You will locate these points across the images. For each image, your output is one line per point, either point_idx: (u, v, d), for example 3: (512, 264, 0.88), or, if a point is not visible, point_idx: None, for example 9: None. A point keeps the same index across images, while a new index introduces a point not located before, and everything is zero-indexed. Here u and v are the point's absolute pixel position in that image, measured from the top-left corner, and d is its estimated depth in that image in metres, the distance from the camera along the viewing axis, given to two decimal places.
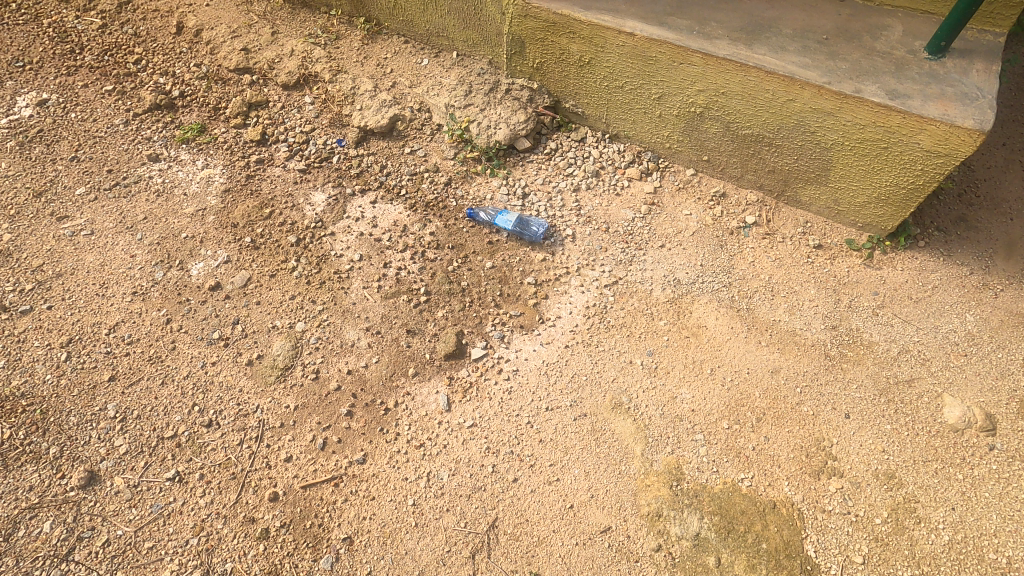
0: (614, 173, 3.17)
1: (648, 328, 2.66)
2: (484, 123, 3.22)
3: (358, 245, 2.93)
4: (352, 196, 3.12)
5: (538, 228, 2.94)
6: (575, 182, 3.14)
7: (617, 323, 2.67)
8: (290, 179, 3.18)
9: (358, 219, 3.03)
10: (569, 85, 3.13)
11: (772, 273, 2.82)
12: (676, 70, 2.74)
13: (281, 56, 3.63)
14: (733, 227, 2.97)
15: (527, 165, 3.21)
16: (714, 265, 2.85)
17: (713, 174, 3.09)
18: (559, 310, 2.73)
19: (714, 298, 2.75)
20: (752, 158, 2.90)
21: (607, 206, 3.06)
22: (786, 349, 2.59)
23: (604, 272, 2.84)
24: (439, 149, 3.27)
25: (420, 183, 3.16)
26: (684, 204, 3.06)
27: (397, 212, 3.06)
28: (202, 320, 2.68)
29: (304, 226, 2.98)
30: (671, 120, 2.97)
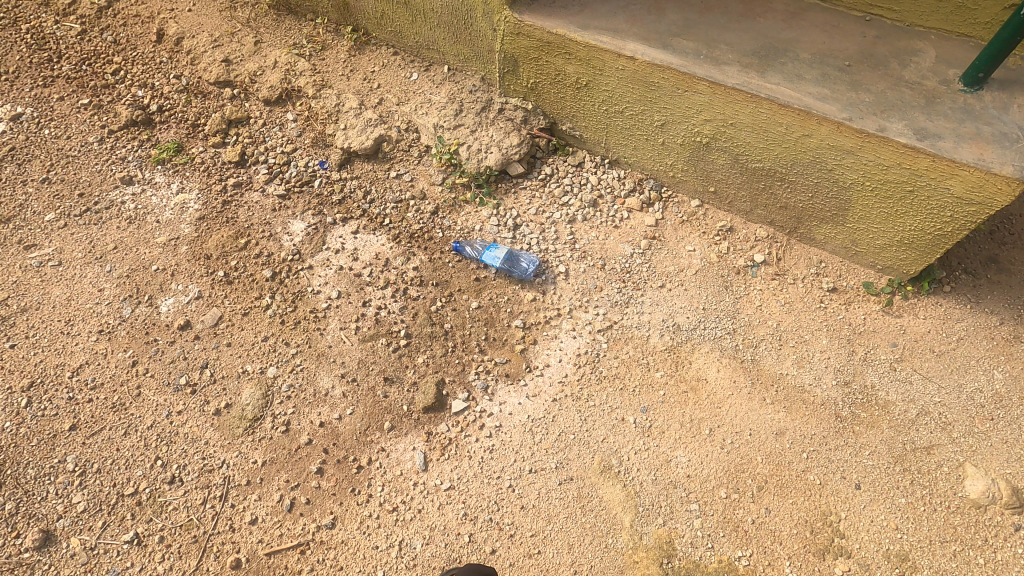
0: (612, 203, 2.96)
1: (643, 380, 2.47)
2: (475, 147, 3.01)
3: (336, 281, 2.76)
4: (333, 225, 2.94)
5: (528, 264, 2.75)
6: (570, 212, 2.93)
7: (610, 374, 2.49)
8: (268, 206, 3.01)
9: (338, 252, 2.85)
10: (565, 107, 2.90)
11: (780, 319, 2.60)
12: (681, 97, 2.50)
13: (264, 69, 3.43)
14: (739, 265, 2.74)
15: (520, 192, 3.01)
16: (717, 310, 2.64)
17: (720, 207, 2.86)
18: (548, 357, 2.55)
19: (715, 347, 2.54)
20: (762, 192, 2.67)
21: (604, 239, 2.85)
22: (793, 408, 2.39)
23: (598, 315, 2.64)
24: (426, 173, 3.07)
25: (406, 211, 2.97)
26: (687, 238, 2.83)
27: (380, 244, 2.87)
28: (169, 363, 2.54)
29: (280, 259, 2.81)
30: (675, 149, 2.74)
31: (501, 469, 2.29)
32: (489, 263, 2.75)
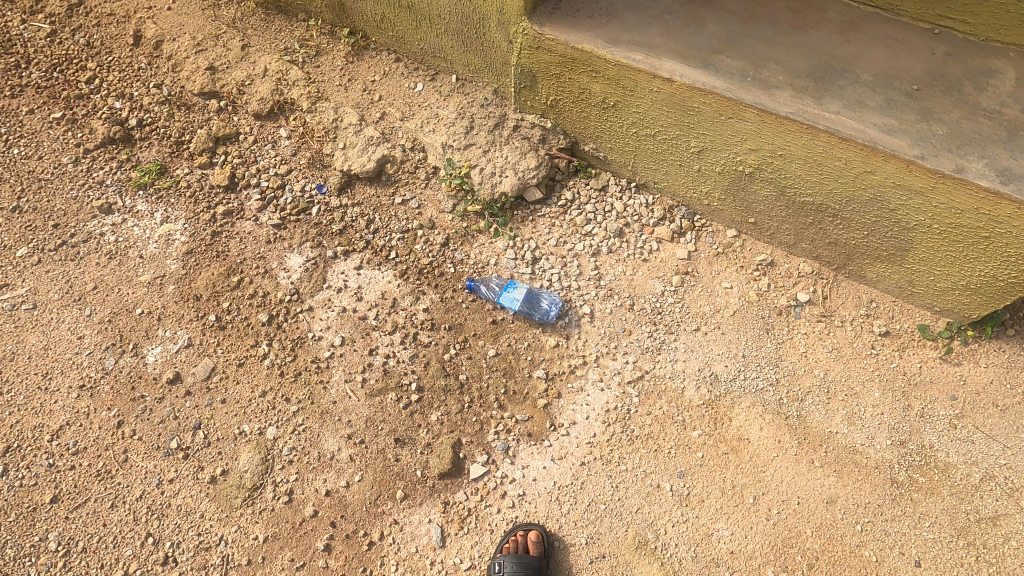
0: (640, 232, 2.69)
1: (679, 440, 2.25)
2: (488, 170, 2.72)
3: (339, 325, 2.51)
4: (334, 260, 2.67)
5: (549, 305, 2.51)
6: (594, 243, 2.66)
7: (642, 434, 2.27)
8: (262, 237, 2.74)
9: (340, 291, 2.59)
10: (589, 127, 2.61)
11: (827, 368, 2.37)
12: (723, 124, 2.21)
13: (252, 77, 3.10)
14: (782, 305, 2.50)
15: (538, 220, 2.73)
16: (758, 357, 2.40)
17: (759, 238, 2.60)
18: (574, 413, 2.32)
19: (757, 402, 2.32)
20: (809, 226, 2.40)
21: (632, 275, 2.60)
22: (845, 472, 2.18)
23: (627, 364, 2.41)
24: (435, 198, 2.79)
25: (413, 242, 2.70)
26: (723, 274, 2.58)
27: (386, 281, 2.61)
28: (158, 423, 2.31)
29: (277, 300, 2.55)
30: (712, 177, 2.46)
31: (534, 523, 2.13)
32: (506, 305, 2.50)
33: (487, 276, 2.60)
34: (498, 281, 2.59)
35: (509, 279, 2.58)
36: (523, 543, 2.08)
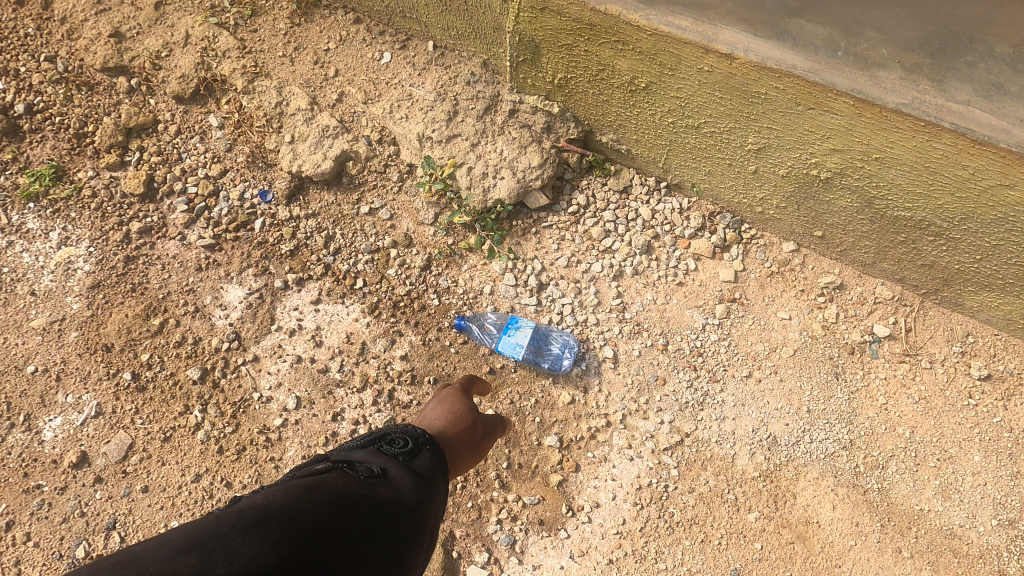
0: (672, 246, 2.12)
1: (731, 528, 1.79)
2: (478, 170, 2.12)
3: (294, 381, 1.97)
4: (284, 292, 2.09)
5: (561, 349, 1.98)
6: (615, 263, 2.10)
7: (684, 520, 1.80)
8: (190, 262, 2.13)
9: (292, 334, 2.03)
10: (610, 113, 2.00)
11: (913, 425, 1.88)
12: (799, 116, 1.63)
13: (170, 46, 2.35)
14: (854, 341, 1.98)
15: (543, 233, 2.16)
16: (827, 412, 1.90)
17: (826, 254, 2.05)
18: (597, 493, 1.83)
19: (828, 472, 1.84)
20: (898, 245, 1.85)
21: (663, 303, 2.06)
22: (939, 564, 1.75)
23: (662, 425, 1.90)
24: (412, 207, 2.19)
25: (385, 266, 2.13)
26: (779, 300, 2.04)
27: (352, 319, 2.05)
28: (61, 523, 1.82)
29: (212, 349, 2.00)
30: (773, 180, 1.89)
31: None
32: (507, 351, 1.95)
33: (480, 313, 2.06)
34: (494, 319, 2.05)
35: (509, 316, 2.04)
36: None
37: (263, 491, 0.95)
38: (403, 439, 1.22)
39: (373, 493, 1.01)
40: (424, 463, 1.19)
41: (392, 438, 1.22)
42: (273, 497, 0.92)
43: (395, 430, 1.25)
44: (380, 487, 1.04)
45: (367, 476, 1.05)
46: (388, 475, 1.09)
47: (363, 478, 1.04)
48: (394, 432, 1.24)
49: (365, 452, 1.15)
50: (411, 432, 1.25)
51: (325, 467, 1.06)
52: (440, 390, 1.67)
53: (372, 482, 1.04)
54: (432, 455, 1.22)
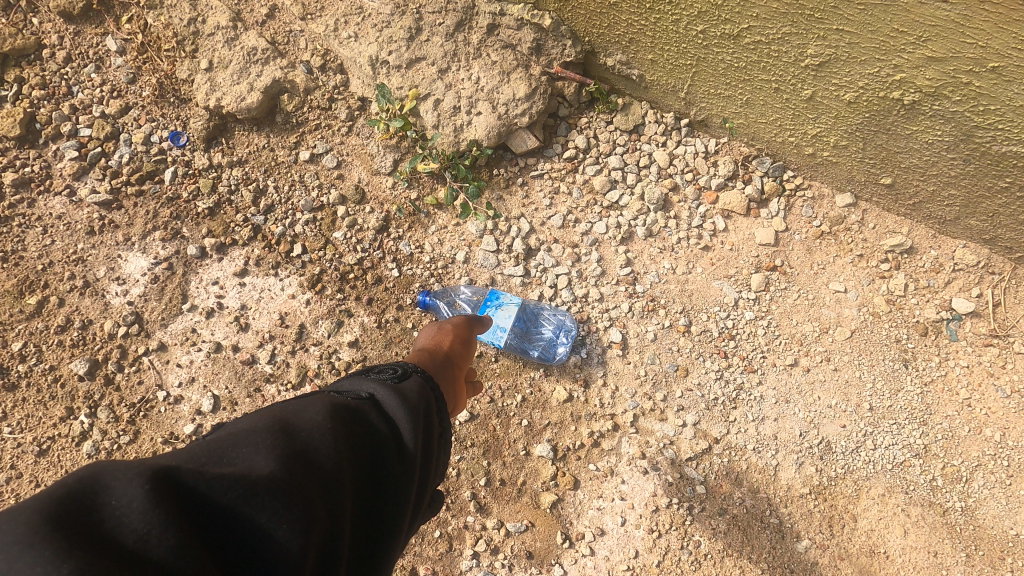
0: (695, 201, 1.68)
1: (773, 560, 1.40)
2: (448, 104, 1.64)
3: (211, 377, 1.53)
4: (201, 261, 1.64)
5: (555, 333, 1.56)
6: (623, 222, 1.66)
7: (712, 552, 1.40)
8: (79, 225, 1.66)
9: (210, 315, 1.58)
10: (619, 24, 1.51)
11: (1003, 427, 1.47)
12: (888, 9, 1.16)
13: None
14: (926, 320, 1.56)
15: (532, 185, 1.71)
16: (894, 410, 1.49)
17: (892, 208, 1.60)
18: (601, 517, 1.43)
19: (897, 487, 1.44)
20: (996, 193, 1.41)
21: (684, 273, 1.62)
22: None
23: (685, 429, 1.48)
24: (365, 153, 1.73)
25: (331, 227, 1.67)
26: (829, 268, 1.62)
27: (287, 297, 1.60)
28: None
29: (104, 335, 1.55)
30: (834, 108, 1.42)
31: None
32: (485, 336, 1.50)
33: (451, 287, 1.64)
34: (468, 296, 1.64)
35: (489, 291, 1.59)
36: None
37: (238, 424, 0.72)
38: (393, 368, 0.98)
39: (388, 408, 0.84)
40: (423, 385, 0.95)
41: (376, 371, 0.98)
42: (261, 421, 0.70)
43: (377, 369, 0.99)
44: (391, 401, 0.85)
45: (362, 398, 0.85)
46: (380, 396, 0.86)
47: (361, 401, 0.84)
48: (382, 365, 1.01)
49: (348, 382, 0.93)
50: (399, 365, 1.01)
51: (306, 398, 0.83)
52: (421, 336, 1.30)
53: (378, 403, 0.84)
54: (428, 384, 0.97)
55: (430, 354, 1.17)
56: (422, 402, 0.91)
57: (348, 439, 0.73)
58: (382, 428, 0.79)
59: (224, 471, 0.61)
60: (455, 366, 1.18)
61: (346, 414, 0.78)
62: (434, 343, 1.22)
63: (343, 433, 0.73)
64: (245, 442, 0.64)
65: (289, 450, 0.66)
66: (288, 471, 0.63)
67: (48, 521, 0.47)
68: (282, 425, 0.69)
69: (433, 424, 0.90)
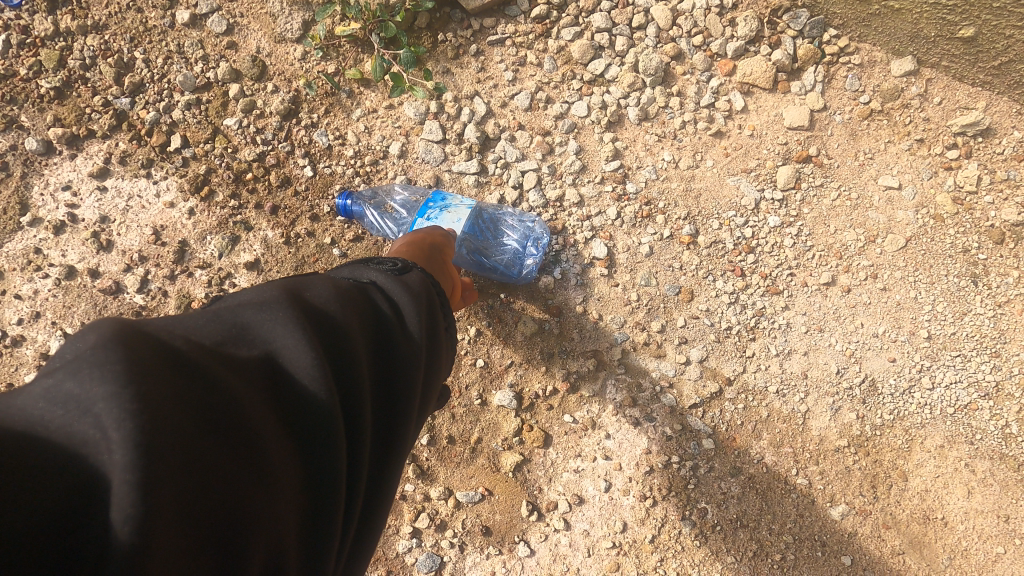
0: (706, 72, 1.27)
1: (799, 532, 1.09)
2: None
3: (63, 311, 1.17)
4: (47, 160, 1.23)
5: (522, 241, 1.15)
6: (609, 101, 1.25)
7: (721, 522, 1.09)
8: None
9: (59, 231, 1.19)
10: None
11: None
12: None
13: None
14: (1005, 224, 1.19)
15: (489, 54, 1.27)
16: (958, 339, 1.15)
17: (968, 73, 1.20)
18: (579, 482, 1.10)
19: (959, 436, 1.11)
20: None
21: (690, 168, 1.23)
22: None
23: (689, 369, 1.13)
24: (264, 12, 1.26)
25: (222, 113, 1.25)
26: (879, 158, 1.23)
27: (164, 206, 1.21)
28: None
29: None
30: None
31: None
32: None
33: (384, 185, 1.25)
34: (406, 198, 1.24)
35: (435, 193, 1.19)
36: None
37: (234, 292, 0.53)
38: (394, 260, 0.76)
39: (401, 293, 0.65)
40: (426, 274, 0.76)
41: (373, 260, 0.78)
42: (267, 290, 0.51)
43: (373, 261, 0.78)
44: (403, 291, 0.65)
45: (367, 280, 0.65)
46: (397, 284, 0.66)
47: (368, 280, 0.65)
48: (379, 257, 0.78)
49: (343, 269, 0.71)
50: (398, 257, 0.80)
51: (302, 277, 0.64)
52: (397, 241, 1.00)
53: (391, 285, 0.66)
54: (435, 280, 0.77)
55: (419, 246, 0.95)
56: (432, 291, 0.72)
57: (373, 319, 0.56)
58: (400, 310, 0.61)
59: (250, 342, 0.44)
60: (450, 261, 0.97)
61: (366, 295, 0.59)
62: (413, 236, 0.99)
63: (366, 312, 0.56)
64: (271, 306, 0.47)
65: (327, 324, 0.49)
66: (334, 350, 0.47)
67: (118, 350, 0.33)
68: (305, 296, 0.51)
69: (446, 312, 0.73)
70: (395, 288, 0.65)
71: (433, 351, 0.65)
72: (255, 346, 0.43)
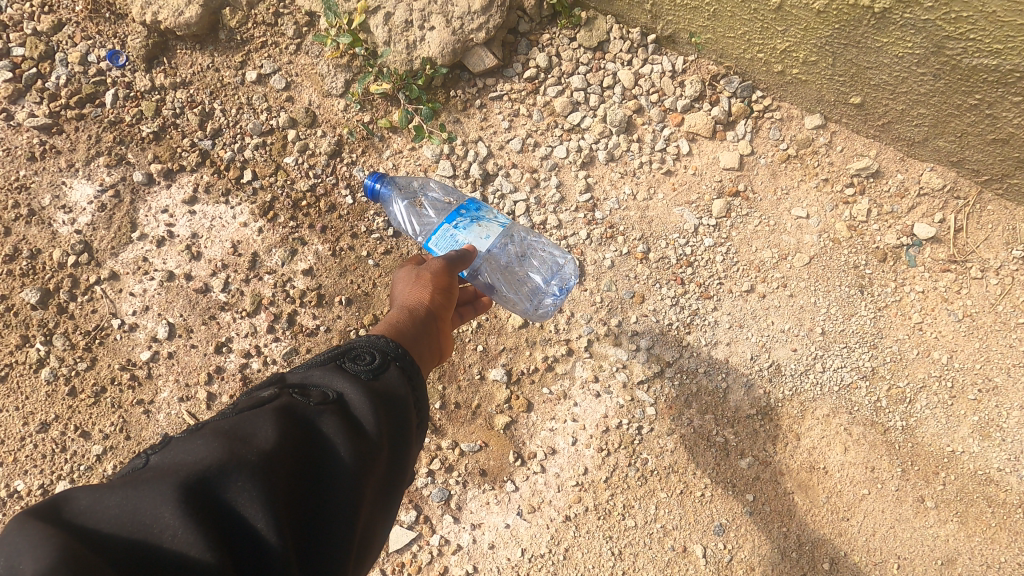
0: (660, 123, 1.61)
1: (717, 477, 1.44)
2: (399, 16, 1.52)
3: (165, 305, 1.53)
4: (149, 189, 1.59)
5: (548, 276, 1.42)
6: (583, 146, 1.60)
7: (659, 469, 1.44)
8: (19, 149, 1.59)
9: (160, 243, 1.56)
10: None
11: (951, 349, 1.49)
12: None
13: None
14: (886, 246, 1.54)
15: (490, 107, 1.63)
16: (845, 334, 1.50)
17: (862, 129, 1.54)
18: (553, 438, 1.47)
19: (841, 407, 1.47)
20: (968, 110, 1.35)
21: (645, 200, 1.59)
22: (969, 516, 1.42)
23: (639, 354, 1.49)
24: (315, 73, 1.63)
25: (283, 152, 1.62)
26: (793, 194, 1.58)
27: (239, 225, 1.57)
28: None
29: (54, 264, 1.53)
30: (804, 19, 1.34)
31: None
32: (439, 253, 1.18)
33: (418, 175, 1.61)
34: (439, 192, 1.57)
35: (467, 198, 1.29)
36: None
37: (189, 436, 0.67)
38: (371, 353, 0.87)
39: (348, 415, 0.76)
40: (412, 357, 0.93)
41: (352, 350, 0.88)
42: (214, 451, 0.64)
43: (359, 341, 0.91)
44: (349, 414, 0.76)
45: (327, 400, 0.77)
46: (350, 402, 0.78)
47: (327, 400, 0.77)
48: (362, 345, 0.89)
49: (321, 372, 0.82)
50: (376, 350, 0.89)
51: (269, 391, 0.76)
52: (403, 293, 1.10)
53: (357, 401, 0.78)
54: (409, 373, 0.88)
55: (414, 313, 1.03)
56: (402, 392, 0.84)
57: (303, 470, 0.68)
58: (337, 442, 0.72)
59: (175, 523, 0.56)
60: (444, 316, 1.09)
61: (305, 437, 0.71)
62: (413, 299, 1.06)
63: (296, 464, 0.68)
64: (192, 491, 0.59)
65: (250, 496, 0.61)
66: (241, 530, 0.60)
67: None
68: (240, 463, 0.63)
69: (418, 409, 0.87)
70: (342, 417, 0.75)
71: (381, 460, 0.77)
72: (168, 534, 0.55)
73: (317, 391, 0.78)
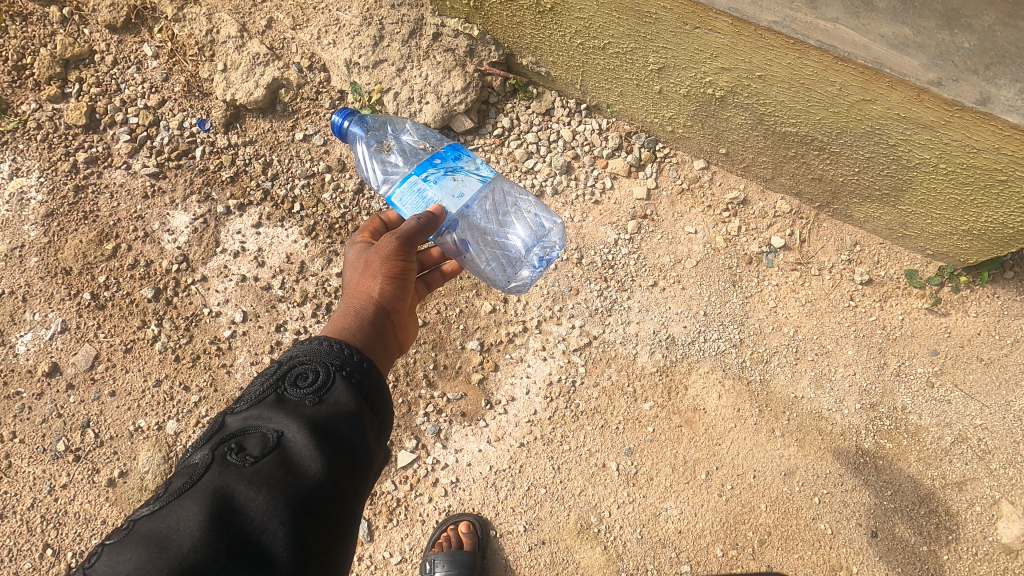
0: (591, 166, 2.25)
1: (629, 415, 2.04)
2: (404, 95, 2.18)
3: (240, 297, 2.17)
4: (227, 216, 2.24)
5: (529, 236, 1.88)
6: (536, 183, 2.23)
7: (587, 410, 2.04)
8: (136, 190, 2.25)
9: (237, 254, 2.21)
10: (525, 36, 2.08)
11: (797, 325, 2.10)
12: (689, 36, 1.73)
13: None
14: (752, 252, 2.15)
15: None
16: (721, 315, 2.11)
17: (732, 170, 2.18)
18: (513, 389, 2.07)
19: (718, 366, 2.07)
20: (791, 160, 1.98)
21: (580, 221, 2.21)
22: (806, 441, 2.01)
23: (574, 329, 2.11)
24: None
25: (321, 189, 2.26)
26: (686, 215, 2.20)
27: (291, 241, 2.22)
28: (41, 423, 2.08)
29: (162, 270, 2.18)
30: (677, 99, 1.99)
31: (467, 513, 2.03)
32: (411, 198, 1.59)
33: (399, 122, 2.10)
34: (411, 137, 2.02)
35: (449, 148, 1.69)
36: (455, 538, 1.98)
37: (128, 544, 0.90)
38: (313, 372, 1.17)
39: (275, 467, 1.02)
40: (368, 362, 1.26)
41: (290, 381, 1.15)
42: (141, 557, 0.88)
43: (300, 361, 1.20)
44: (273, 468, 1.01)
45: (264, 448, 1.04)
46: (283, 447, 1.05)
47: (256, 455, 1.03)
48: (300, 367, 1.18)
49: (265, 419, 1.10)
50: (315, 378, 1.16)
51: (199, 470, 1.01)
52: (361, 282, 1.49)
53: (285, 447, 1.05)
54: (352, 378, 1.20)
55: (370, 299, 1.43)
56: (344, 409, 1.14)
57: (229, 541, 0.92)
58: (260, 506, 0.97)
59: None
60: (397, 291, 1.49)
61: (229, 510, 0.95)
62: (371, 288, 1.46)
63: (220, 540, 0.91)
64: None
65: None
66: None
67: None
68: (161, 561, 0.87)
69: (364, 416, 1.16)
70: (262, 479, 0.99)
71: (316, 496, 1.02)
72: None
73: (244, 452, 1.03)
